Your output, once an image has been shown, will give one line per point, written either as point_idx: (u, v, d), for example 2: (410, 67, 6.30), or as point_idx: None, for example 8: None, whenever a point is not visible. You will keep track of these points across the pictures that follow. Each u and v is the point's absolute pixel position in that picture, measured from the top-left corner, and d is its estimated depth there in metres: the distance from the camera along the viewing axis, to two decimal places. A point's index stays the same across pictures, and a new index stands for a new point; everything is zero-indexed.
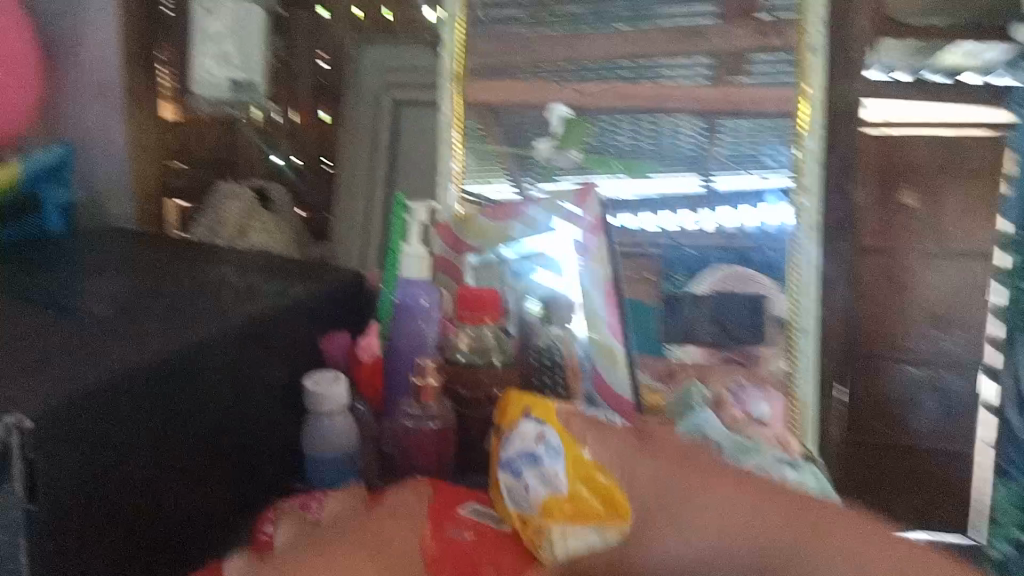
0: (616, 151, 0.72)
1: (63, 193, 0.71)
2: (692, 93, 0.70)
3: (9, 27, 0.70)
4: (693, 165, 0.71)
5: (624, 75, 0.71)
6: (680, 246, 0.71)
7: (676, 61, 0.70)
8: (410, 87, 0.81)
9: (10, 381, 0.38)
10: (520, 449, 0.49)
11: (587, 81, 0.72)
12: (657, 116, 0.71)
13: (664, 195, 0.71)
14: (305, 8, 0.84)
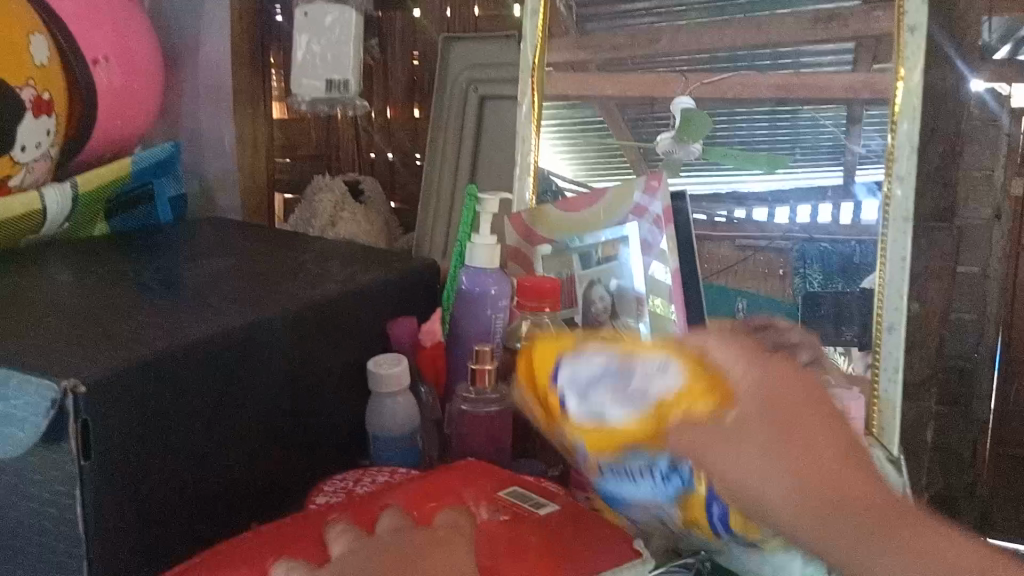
0: (741, 144, 0.70)
1: (172, 185, 0.80)
2: (834, 79, 0.67)
3: (140, 37, 0.78)
4: (835, 158, 0.67)
5: (744, 66, 0.69)
6: (813, 239, 0.69)
7: (819, 47, 0.67)
8: (495, 83, 0.83)
9: (82, 350, 0.43)
10: (609, 364, 0.42)
11: (717, 72, 0.70)
12: (797, 109, 0.68)
13: (797, 188, 0.68)
14: (401, 9, 0.88)
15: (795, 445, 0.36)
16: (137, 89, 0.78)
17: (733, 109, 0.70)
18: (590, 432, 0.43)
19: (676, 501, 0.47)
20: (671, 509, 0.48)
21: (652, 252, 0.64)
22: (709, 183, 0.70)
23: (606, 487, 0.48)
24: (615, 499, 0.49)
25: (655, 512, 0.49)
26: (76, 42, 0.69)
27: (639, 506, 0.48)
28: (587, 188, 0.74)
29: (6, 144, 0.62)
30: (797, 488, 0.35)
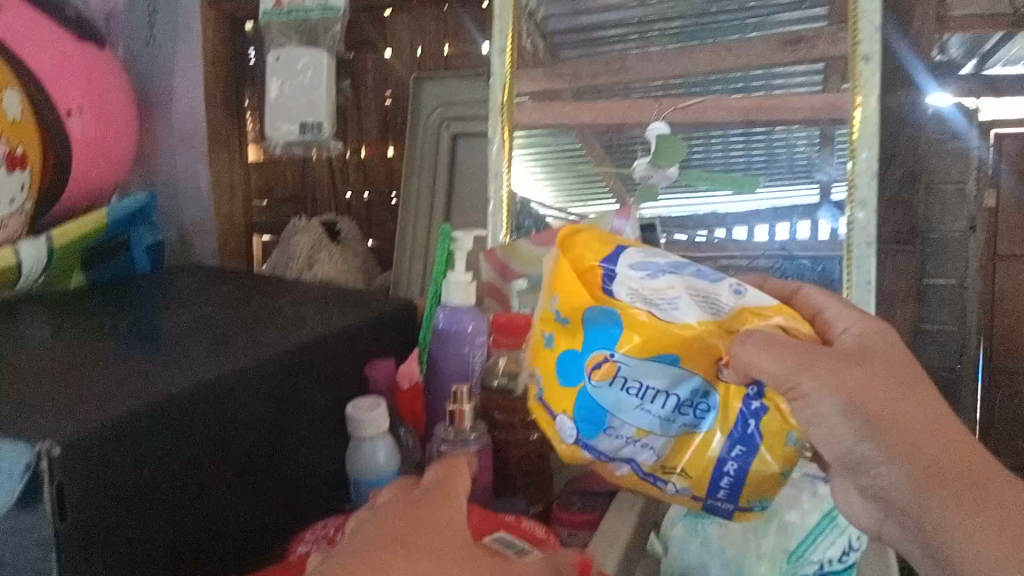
0: (718, 167, 0.71)
1: (148, 233, 0.80)
2: (799, 105, 0.67)
3: (113, 86, 0.79)
4: (808, 175, 0.70)
5: (715, 89, 0.71)
6: (792, 255, 0.71)
7: (789, 69, 0.70)
8: (467, 120, 0.85)
9: (56, 410, 0.43)
10: (696, 268, 0.45)
11: (691, 97, 0.72)
12: (771, 129, 0.70)
13: (776, 208, 0.71)
14: (372, 49, 0.90)
15: (869, 392, 0.43)
16: (111, 138, 0.78)
17: (709, 131, 0.71)
18: (638, 320, 0.43)
19: (668, 443, 0.45)
20: (655, 455, 0.46)
21: None
22: (691, 203, 0.72)
23: (596, 398, 0.45)
24: (596, 419, 0.45)
25: (636, 454, 0.46)
26: (49, 94, 0.70)
27: (622, 437, 0.46)
28: (567, 213, 0.76)
29: None
30: (867, 430, 0.42)
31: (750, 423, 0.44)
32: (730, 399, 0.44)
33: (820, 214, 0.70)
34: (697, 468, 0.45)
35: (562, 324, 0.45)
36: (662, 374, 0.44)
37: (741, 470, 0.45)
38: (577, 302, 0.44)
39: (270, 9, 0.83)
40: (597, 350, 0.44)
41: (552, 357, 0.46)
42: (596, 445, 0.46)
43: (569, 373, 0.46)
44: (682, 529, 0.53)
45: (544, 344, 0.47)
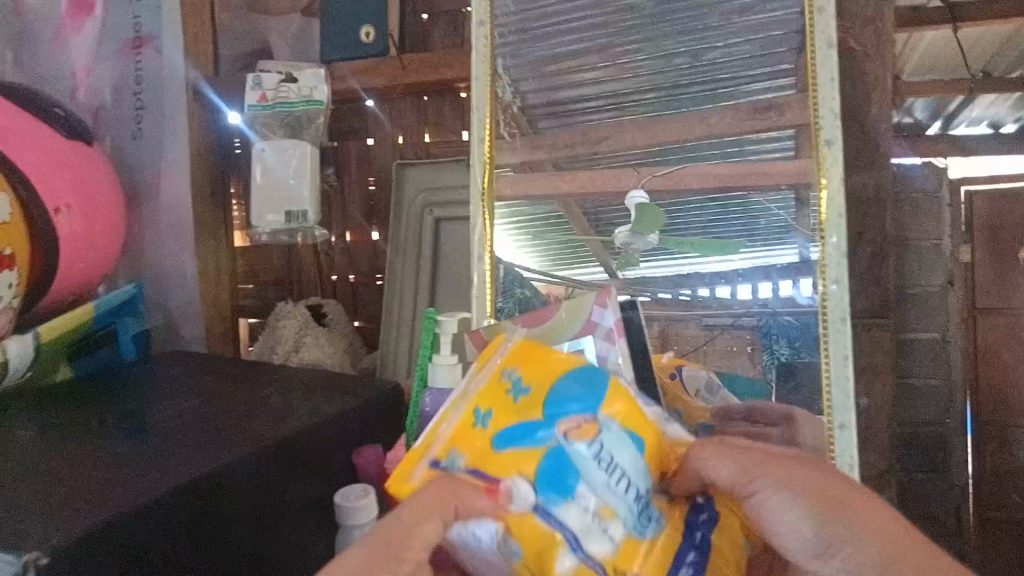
0: (697, 229, 0.76)
1: (134, 324, 0.81)
2: (772, 171, 0.71)
3: (101, 180, 0.81)
4: (786, 235, 0.71)
5: (688, 156, 0.77)
6: (777, 315, 0.69)
7: (761, 136, 0.74)
8: (450, 204, 0.87)
9: (43, 516, 0.43)
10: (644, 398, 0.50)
11: (665, 163, 0.77)
12: (745, 194, 0.74)
13: (755, 265, 0.73)
14: (356, 137, 0.94)
15: (825, 481, 0.42)
16: (97, 231, 0.79)
17: (684, 198, 0.76)
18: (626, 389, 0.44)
19: (627, 539, 0.40)
20: (615, 546, 0.40)
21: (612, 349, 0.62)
22: (672, 265, 0.76)
23: (566, 458, 0.41)
24: (558, 487, 0.40)
25: (596, 541, 0.40)
26: (39, 193, 0.71)
27: (588, 513, 0.40)
28: (554, 276, 0.78)
29: None
30: (820, 514, 0.41)
31: (699, 531, 0.43)
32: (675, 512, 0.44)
33: (803, 277, 0.68)
34: (653, 570, 0.40)
35: (516, 397, 0.45)
36: (636, 452, 0.41)
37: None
38: (542, 373, 0.46)
39: (255, 103, 0.85)
40: (569, 415, 0.42)
41: (489, 430, 0.44)
42: (555, 517, 0.40)
43: (521, 441, 0.42)
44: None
45: (474, 423, 0.45)
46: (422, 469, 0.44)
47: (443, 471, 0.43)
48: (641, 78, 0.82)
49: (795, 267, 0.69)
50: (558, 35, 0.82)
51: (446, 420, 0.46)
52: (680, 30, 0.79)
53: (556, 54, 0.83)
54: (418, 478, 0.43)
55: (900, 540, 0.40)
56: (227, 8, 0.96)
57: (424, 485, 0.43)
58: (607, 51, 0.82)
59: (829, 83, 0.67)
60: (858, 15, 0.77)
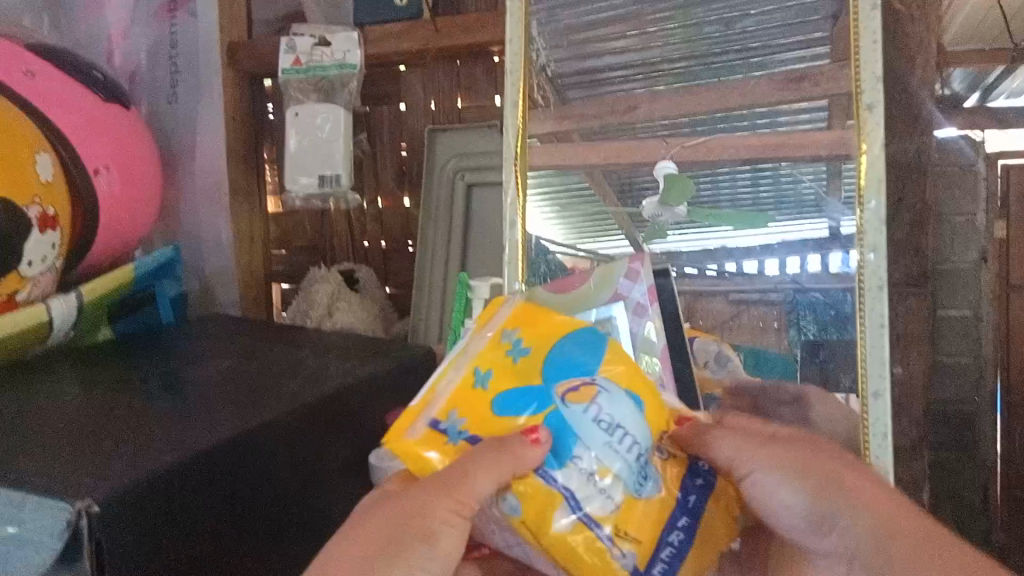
0: (728, 200, 0.74)
1: (172, 286, 0.82)
2: (811, 139, 0.70)
3: (138, 144, 0.82)
4: (819, 208, 0.71)
5: (721, 126, 0.75)
6: (805, 289, 0.71)
7: (795, 107, 0.72)
8: (481, 170, 0.87)
9: (91, 467, 0.44)
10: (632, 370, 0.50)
11: (696, 135, 0.75)
12: (778, 165, 0.73)
13: (784, 239, 0.74)
14: (387, 103, 0.94)
15: (815, 459, 0.46)
16: (135, 194, 0.80)
17: (715, 169, 0.74)
18: (622, 355, 0.44)
19: (625, 499, 0.40)
20: (614, 507, 0.39)
21: (644, 318, 0.63)
22: (699, 240, 0.76)
23: (565, 420, 0.41)
24: (559, 448, 0.40)
25: (596, 501, 0.39)
26: (80, 155, 0.72)
27: (586, 475, 0.40)
28: (578, 249, 0.78)
29: (13, 262, 0.63)
30: (814, 489, 0.45)
31: (692, 496, 0.42)
32: (672, 469, 0.43)
33: (835, 247, 0.68)
34: (648, 532, 0.40)
35: (515, 360, 0.45)
36: (635, 414, 0.41)
37: (686, 542, 0.41)
38: (542, 337, 0.45)
39: (289, 68, 0.86)
40: (569, 378, 0.42)
41: (489, 391, 0.44)
42: (556, 477, 0.40)
43: (524, 404, 0.42)
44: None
45: (475, 384, 0.44)
46: (419, 428, 0.42)
47: (445, 433, 0.42)
48: (669, 49, 0.81)
49: (826, 240, 0.69)
50: (585, 5, 0.81)
51: (443, 380, 0.45)
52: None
53: (586, 23, 0.82)
54: (415, 437, 0.42)
55: (893, 509, 0.44)
56: None
57: (421, 445, 0.42)
58: (632, 22, 0.82)
59: (872, 46, 0.66)
60: None
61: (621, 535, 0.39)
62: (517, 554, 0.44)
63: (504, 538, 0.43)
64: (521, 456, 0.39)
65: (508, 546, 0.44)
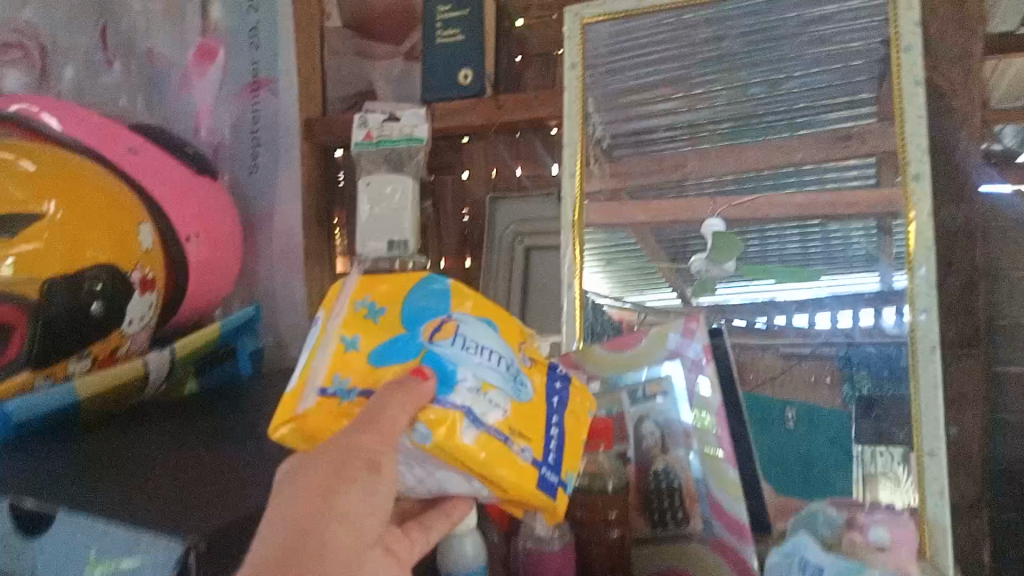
0: (778, 257, 0.76)
1: (250, 341, 0.88)
2: (860, 196, 0.74)
3: (224, 212, 0.89)
4: (870, 264, 0.73)
5: (766, 184, 0.78)
6: (859, 345, 0.72)
7: (842, 165, 0.76)
8: (539, 234, 0.92)
9: (192, 508, 0.48)
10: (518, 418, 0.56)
11: (743, 193, 0.79)
12: (828, 222, 0.76)
13: (837, 294, 0.74)
14: (451, 171, 1.00)
15: None
16: (219, 257, 0.87)
17: (762, 226, 0.78)
18: (461, 293, 0.53)
19: (510, 404, 0.49)
20: (504, 413, 0.48)
21: (700, 372, 0.69)
22: (746, 294, 0.77)
23: (440, 354, 0.48)
24: (445, 376, 0.47)
25: (489, 412, 0.47)
26: (172, 220, 0.79)
27: (475, 390, 0.47)
28: (626, 303, 0.80)
29: (117, 322, 0.71)
30: None
31: (555, 397, 0.53)
32: (537, 377, 0.53)
33: (886, 307, 0.71)
34: (533, 427, 0.49)
35: (376, 322, 0.51)
36: (488, 338, 0.51)
37: (562, 434, 0.52)
38: (391, 296, 0.53)
39: (362, 141, 0.93)
40: (427, 323, 0.50)
41: (362, 352, 0.49)
42: (450, 399, 0.46)
43: (395, 351, 0.49)
44: (778, 560, 0.59)
45: (347, 348, 0.49)
46: (311, 397, 0.47)
47: (337, 395, 0.47)
48: (718, 109, 0.82)
49: (879, 296, 0.71)
50: (636, 68, 0.84)
51: (314, 356, 0.50)
52: (756, 60, 0.79)
53: (634, 87, 0.84)
54: (309, 406, 0.46)
55: None
56: (335, 55, 1.05)
57: (319, 411, 0.46)
58: (681, 86, 0.83)
59: (916, 120, 0.71)
60: (945, 54, 0.79)
61: (516, 435, 0.47)
62: (426, 488, 0.49)
63: (410, 474, 0.48)
64: (423, 390, 0.45)
65: (419, 483, 0.49)
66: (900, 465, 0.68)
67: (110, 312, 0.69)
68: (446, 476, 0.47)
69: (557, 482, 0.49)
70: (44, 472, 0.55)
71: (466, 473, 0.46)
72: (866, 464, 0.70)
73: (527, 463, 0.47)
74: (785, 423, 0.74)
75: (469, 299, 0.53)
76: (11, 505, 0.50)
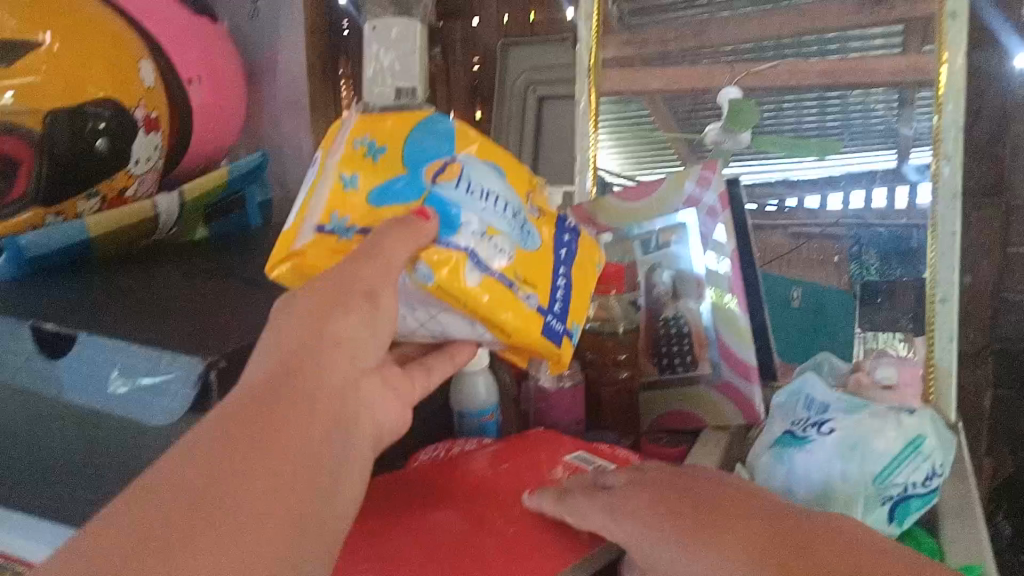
0: (793, 128, 0.73)
1: (261, 191, 0.87)
2: (888, 66, 0.69)
3: (225, 56, 0.85)
4: (888, 140, 0.72)
5: (788, 53, 0.74)
6: (870, 225, 0.72)
7: (867, 30, 0.72)
8: (555, 82, 0.90)
9: (212, 332, 0.49)
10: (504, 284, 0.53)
11: (762, 60, 0.74)
12: (849, 93, 0.73)
13: (848, 170, 0.74)
14: (459, 18, 0.93)
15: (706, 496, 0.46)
16: (222, 105, 0.84)
17: (782, 96, 0.74)
18: (467, 135, 0.50)
19: (515, 251, 0.48)
20: (508, 259, 0.47)
21: (715, 223, 0.67)
22: (759, 175, 0.74)
23: (444, 194, 0.46)
24: (448, 218, 0.45)
25: (494, 258, 0.46)
26: (173, 63, 0.75)
27: (480, 235, 0.46)
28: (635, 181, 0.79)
29: (122, 162, 0.70)
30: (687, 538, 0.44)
31: (562, 249, 0.53)
32: (543, 227, 0.52)
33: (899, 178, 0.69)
34: (537, 276, 0.49)
35: (375, 159, 0.48)
36: (495, 182, 0.49)
37: (568, 284, 0.52)
38: (393, 134, 0.49)
39: None
40: (431, 164, 0.47)
41: (360, 190, 0.46)
42: (453, 242, 0.44)
43: (396, 191, 0.46)
44: (785, 397, 0.60)
45: (344, 186, 0.46)
46: (308, 234, 0.45)
47: (334, 233, 0.45)
48: None
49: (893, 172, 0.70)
50: None
51: (313, 195, 0.47)
52: None
53: None
54: (305, 242, 0.44)
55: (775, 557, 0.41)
56: None
57: (313, 250, 0.44)
58: None
59: None
60: None
61: (522, 283, 0.47)
62: (428, 331, 0.48)
63: (412, 318, 0.47)
64: (425, 228, 0.43)
65: (420, 326, 0.47)
66: (902, 339, 0.70)
67: (117, 150, 0.68)
68: (447, 319, 0.47)
69: (562, 331, 0.49)
70: (60, 300, 0.55)
71: (469, 317, 0.46)
72: (868, 342, 0.72)
73: (532, 310, 0.47)
74: (791, 301, 0.74)
75: (474, 142, 0.50)
76: (32, 328, 0.51)
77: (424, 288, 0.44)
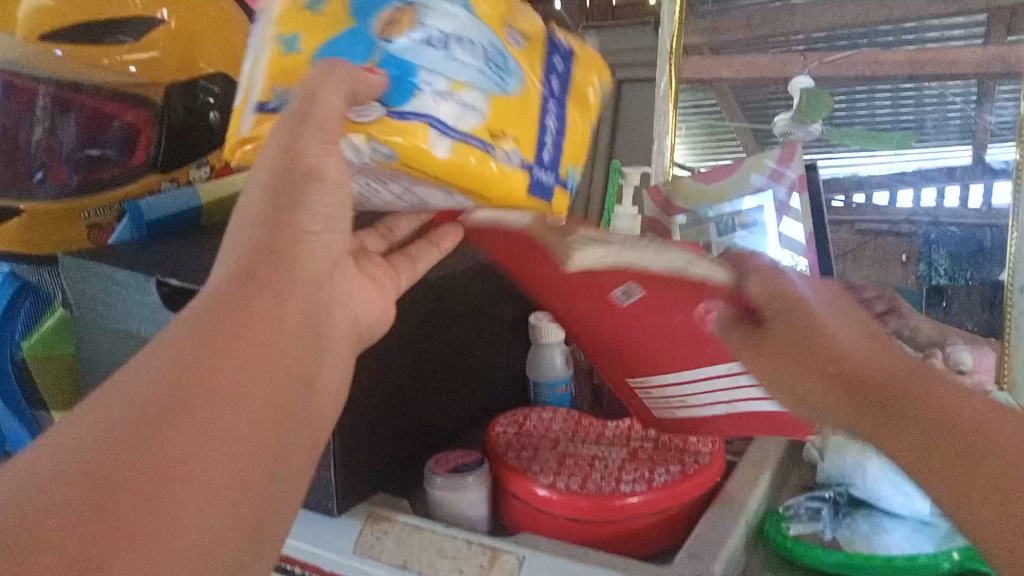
0: (867, 122, 0.72)
1: None
2: (970, 56, 0.68)
3: None
4: (966, 137, 0.69)
5: (868, 43, 0.73)
6: (941, 225, 0.70)
7: (946, 21, 0.70)
8: (633, 67, 0.91)
9: None
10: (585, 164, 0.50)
11: (836, 50, 0.74)
12: (922, 82, 0.71)
13: (924, 168, 0.70)
14: None
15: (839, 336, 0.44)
16: None
17: (856, 88, 0.73)
18: None
19: (491, 103, 0.41)
20: (481, 117, 0.40)
21: (787, 212, 0.69)
22: (829, 168, 0.73)
23: (397, 50, 0.39)
24: (403, 78, 0.38)
25: (463, 117, 0.40)
26: None
27: (443, 94, 0.39)
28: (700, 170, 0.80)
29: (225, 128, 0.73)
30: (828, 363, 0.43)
31: (552, 82, 0.45)
32: (531, 60, 0.44)
33: (974, 181, 0.68)
34: (521, 128, 0.42)
35: (318, 11, 0.40)
36: (457, 16, 0.40)
37: (558, 128, 0.45)
38: None
39: None
40: (382, 8, 0.40)
41: (303, 53, 0.40)
42: (407, 108, 0.38)
43: (344, 49, 0.39)
44: None
45: (284, 51, 0.40)
46: (251, 117, 0.39)
47: (277, 112, 0.39)
48: None
49: (968, 168, 0.68)
50: None
51: (254, 69, 0.41)
52: None
53: None
54: (250, 128, 0.39)
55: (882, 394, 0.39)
56: None
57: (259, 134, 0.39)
58: None
59: None
60: None
61: (499, 138, 0.41)
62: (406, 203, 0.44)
63: (380, 189, 0.42)
64: (367, 82, 0.37)
65: (396, 199, 0.43)
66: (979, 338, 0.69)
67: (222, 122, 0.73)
68: (422, 190, 0.41)
69: (548, 184, 0.45)
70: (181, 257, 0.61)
71: (444, 187, 0.41)
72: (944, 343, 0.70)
73: (514, 168, 0.42)
74: None
75: None
76: (157, 282, 0.55)
77: (386, 167, 0.39)
